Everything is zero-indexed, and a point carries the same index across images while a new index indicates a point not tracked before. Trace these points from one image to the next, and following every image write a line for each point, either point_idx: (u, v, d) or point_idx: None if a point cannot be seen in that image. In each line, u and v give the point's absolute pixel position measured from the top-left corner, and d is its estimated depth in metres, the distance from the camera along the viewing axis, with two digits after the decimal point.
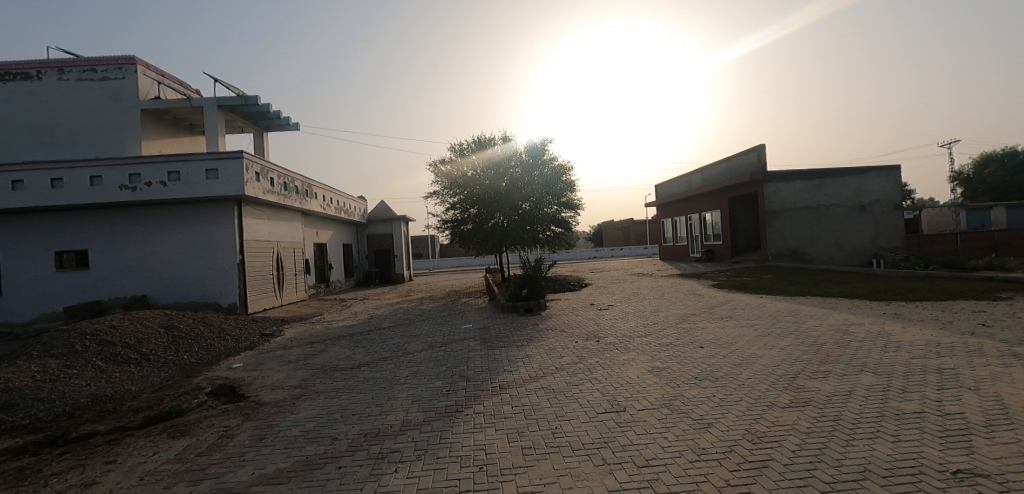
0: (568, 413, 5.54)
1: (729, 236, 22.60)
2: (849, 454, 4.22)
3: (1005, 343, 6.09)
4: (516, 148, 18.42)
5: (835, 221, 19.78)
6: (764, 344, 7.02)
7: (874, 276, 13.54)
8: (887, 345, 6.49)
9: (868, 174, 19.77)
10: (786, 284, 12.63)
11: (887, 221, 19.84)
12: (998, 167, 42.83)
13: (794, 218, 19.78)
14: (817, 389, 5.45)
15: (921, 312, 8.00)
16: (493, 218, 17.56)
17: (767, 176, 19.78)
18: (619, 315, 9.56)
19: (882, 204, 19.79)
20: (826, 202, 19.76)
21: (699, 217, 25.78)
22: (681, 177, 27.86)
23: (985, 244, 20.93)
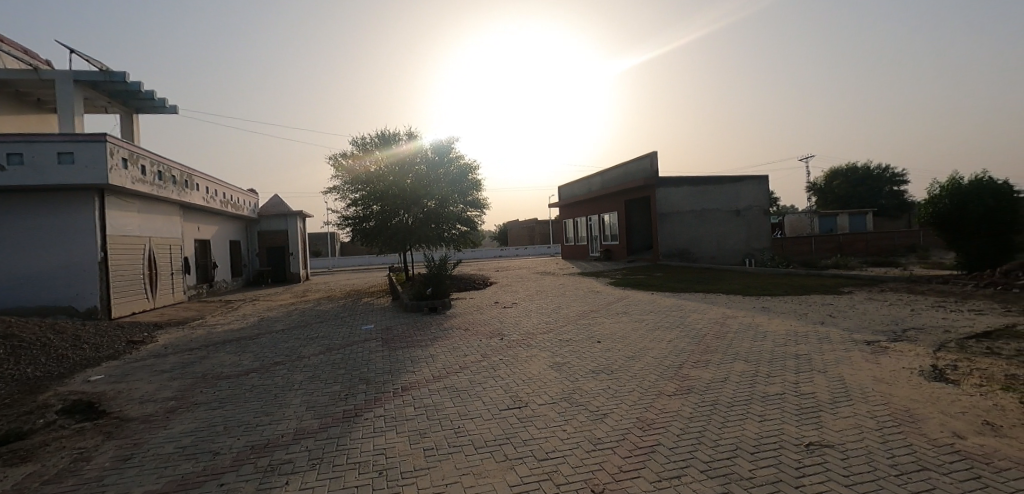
0: (471, 412, 5.52)
1: (626, 237, 24.03)
2: (723, 435, 4.65)
3: (846, 331, 7.09)
4: (421, 145, 18.14)
5: (718, 225, 21.85)
6: (654, 337, 7.53)
7: (746, 274, 15.15)
8: (756, 335, 7.26)
9: (743, 182, 22.06)
10: (672, 281, 13.69)
11: (759, 226, 22.28)
12: (842, 179, 50.04)
13: (683, 221, 21.54)
14: (699, 377, 5.94)
15: (783, 306, 9.07)
16: (398, 216, 17.29)
17: (659, 181, 21.31)
18: (522, 313, 9.76)
19: (754, 210, 22.20)
20: (709, 207, 21.74)
21: (598, 218, 27.10)
22: (584, 180, 29.12)
23: (834, 246, 24.39)
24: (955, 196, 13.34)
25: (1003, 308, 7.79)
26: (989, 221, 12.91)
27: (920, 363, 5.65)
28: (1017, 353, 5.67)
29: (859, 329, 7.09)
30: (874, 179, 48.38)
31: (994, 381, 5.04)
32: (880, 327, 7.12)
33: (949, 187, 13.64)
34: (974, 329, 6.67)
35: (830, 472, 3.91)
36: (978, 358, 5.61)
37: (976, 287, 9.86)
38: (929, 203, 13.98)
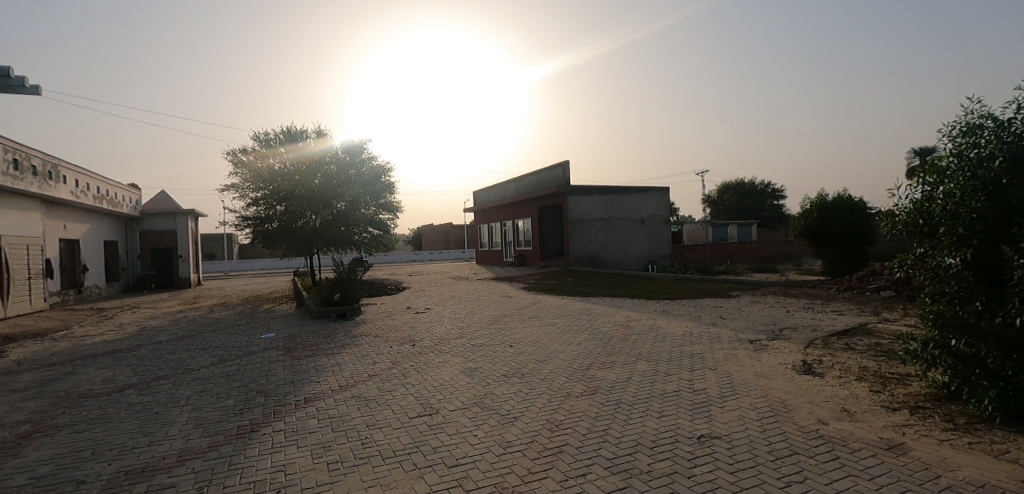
0: (379, 421, 5.35)
1: (539, 242, 24.69)
2: (626, 433, 4.89)
3: (734, 331, 7.77)
4: (331, 144, 17.40)
5: (624, 232, 23.12)
6: (564, 340, 7.76)
7: (650, 279, 16.15)
8: (657, 336, 7.74)
9: (648, 193, 23.57)
10: (581, 286, 14.25)
11: (661, 234, 23.89)
12: (731, 193, 55.20)
13: (593, 228, 22.56)
14: (605, 378, 6.21)
15: (680, 309, 9.75)
16: (304, 218, 16.52)
17: (571, 189, 22.12)
18: (435, 318, 9.66)
19: (657, 219, 23.77)
20: (617, 216, 22.96)
21: (512, 224, 27.56)
22: (501, 185, 29.52)
23: (726, 253, 26.79)
24: (822, 212, 15.16)
25: (857, 309, 8.97)
26: (848, 233, 14.86)
27: (793, 359, 6.32)
28: (868, 347, 6.54)
29: (744, 329, 7.80)
30: (758, 194, 54.02)
31: (850, 372, 5.78)
32: (762, 327, 7.89)
33: (818, 203, 15.49)
34: (835, 327, 7.61)
35: (717, 462, 4.26)
36: (838, 353, 6.40)
37: (836, 290, 11.29)
38: (802, 218, 15.71)
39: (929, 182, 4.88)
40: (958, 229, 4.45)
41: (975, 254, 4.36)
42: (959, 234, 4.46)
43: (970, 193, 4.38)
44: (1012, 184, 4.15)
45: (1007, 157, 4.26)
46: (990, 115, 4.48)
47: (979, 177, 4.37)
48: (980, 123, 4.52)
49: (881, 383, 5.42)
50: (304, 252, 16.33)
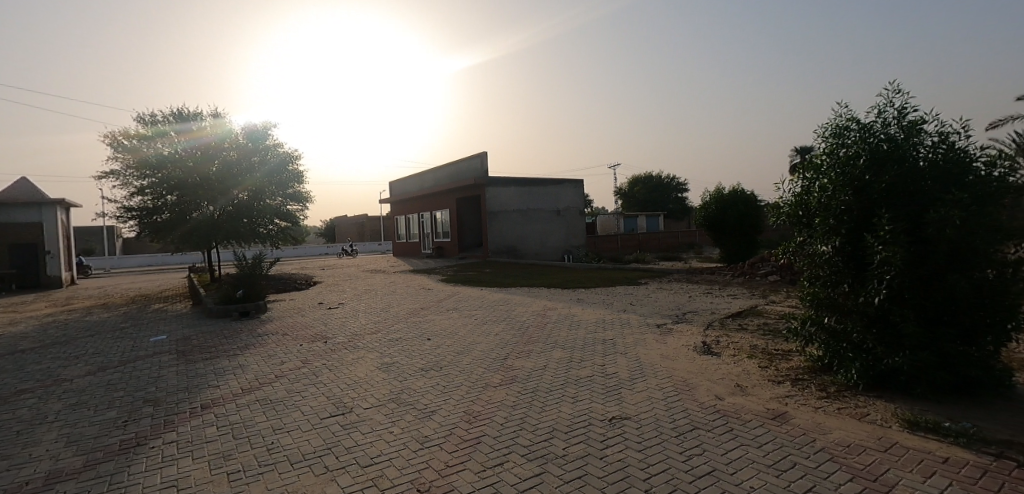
0: (288, 424, 5.05)
1: (457, 234, 24.57)
2: (542, 420, 5.00)
3: (643, 316, 8.20)
4: (230, 129, 16.07)
5: (542, 224, 23.71)
6: (482, 331, 7.79)
7: (566, 269, 16.64)
8: (571, 324, 7.98)
9: (563, 185, 24.37)
10: (499, 277, 14.38)
11: (576, 225, 24.74)
12: (640, 185, 58.34)
13: (511, 219, 22.86)
14: (522, 367, 6.31)
15: (594, 297, 10.14)
16: (200, 209, 15.26)
17: (489, 180, 22.28)
18: (349, 313, 9.31)
19: (572, 210, 24.59)
20: (534, 207, 23.48)
21: (430, 215, 27.24)
22: (421, 176, 28.99)
23: (637, 243, 28.32)
24: (720, 205, 16.49)
25: (749, 292, 9.83)
26: (742, 224, 16.24)
27: (694, 340, 6.79)
28: (757, 327, 7.18)
29: (651, 315, 8.26)
30: (665, 187, 57.59)
31: (743, 351, 6.31)
32: (667, 311, 8.41)
33: (716, 197, 16.80)
34: (730, 309, 8.28)
35: (626, 442, 4.47)
36: (733, 333, 6.96)
37: (731, 276, 12.31)
38: (703, 212, 16.98)
39: (806, 178, 5.40)
40: (830, 220, 4.99)
41: (843, 242, 4.90)
42: (830, 224, 4.99)
43: (839, 188, 4.91)
44: (872, 180, 4.71)
45: (868, 156, 4.82)
46: (855, 119, 5.05)
47: (846, 173, 4.91)
48: (846, 126, 5.09)
49: (768, 359, 5.98)
50: (201, 246, 15.11)
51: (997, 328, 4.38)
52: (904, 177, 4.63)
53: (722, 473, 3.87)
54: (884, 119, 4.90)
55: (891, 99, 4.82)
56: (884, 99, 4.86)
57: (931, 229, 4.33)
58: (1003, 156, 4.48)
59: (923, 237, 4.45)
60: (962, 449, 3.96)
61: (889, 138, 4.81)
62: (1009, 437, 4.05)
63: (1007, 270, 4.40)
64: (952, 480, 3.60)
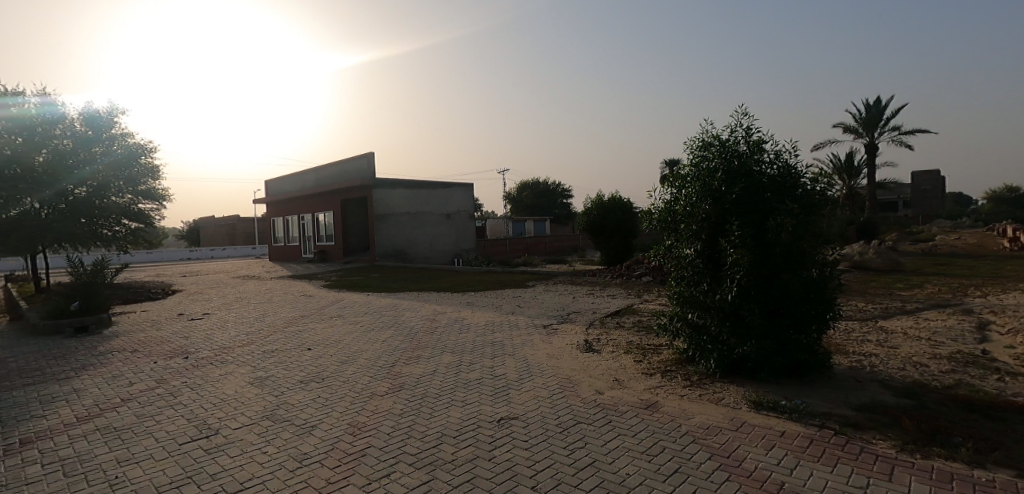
0: (138, 453, 4.42)
1: (341, 238, 23.68)
2: (431, 426, 4.92)
3: (530, 318, 8.48)
4: (60, 111, 13.93)
5: (431, 227, 23.56)
6: (368, 338, 7.50)
7: (457, 273, 16.67)
8: (461, 328, 8.00)
9: (454, 189, 24.38)
10: (386, 282, 13.97)
11: (465, 229, 24.85)
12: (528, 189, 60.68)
13: (399, 222, 22.52)
14: (410, 373, 6.17)
15: (484, 300, 10.26)
16: (20, 204, 12.66)
17: (375, 182, 21.74)
18: (217, 324, 8.43)
19: (461, 214, 24.66)
20: (422, 210, 23.24)
21: (312, 217, 25.85)
22: (301, 175, 27.33)
23: (524, 246, 29.42)
24: (601, 210, 17.63)
25: (625, 293, 10.61)
26: (620, 228, 17.55)
27: (577, 339, 7.15)
28: (633, 324, 7.77)
29: (538, 316, 8.56)
30: (552, 192, 60.39)
31: (620, 347, 6.77)
32: (553, 312, 8.77)
33: (596, 202, 17.91)
34: (609, 308, 8.88)
35: (514, 442, 4.56)
36: (611, 331, 7.45)
37: (610, 277, 13.21)
38: (585, 215, 17.99)
39: (673, 187, 5.91)
40: (693, 226, 5.53)
41: (703, 245, 5.45)
42: (693, 230, 5.54)
43: (700, 198, 5.47)
44: (727, 191, 5.30)
45: (724, 170, 5.41)
46: (713, 137, 5.64)
47: (706, 184, 5.48)
48: (707, 142, 5.68)
49: (642, 354, 6.47)
50: (22, 251, 12.78)
51: (819, 318, 5.16)
52: (751, 189, 5.27)
53: (601, 463, 4.11)
54: (736, 137, 5.54)
55: (742, 120, 5.46)
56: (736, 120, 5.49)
57: (770, 234, 4.98)
58: (824, 174, 5.29)
59: (765, 240, 5.10)
60: (795, 423, 4.61)
61: (740, 155, 5.44)
62: (828, 410, 4.80)
63: (827, 269, 5.20)
64: (787, 451, 4.18)
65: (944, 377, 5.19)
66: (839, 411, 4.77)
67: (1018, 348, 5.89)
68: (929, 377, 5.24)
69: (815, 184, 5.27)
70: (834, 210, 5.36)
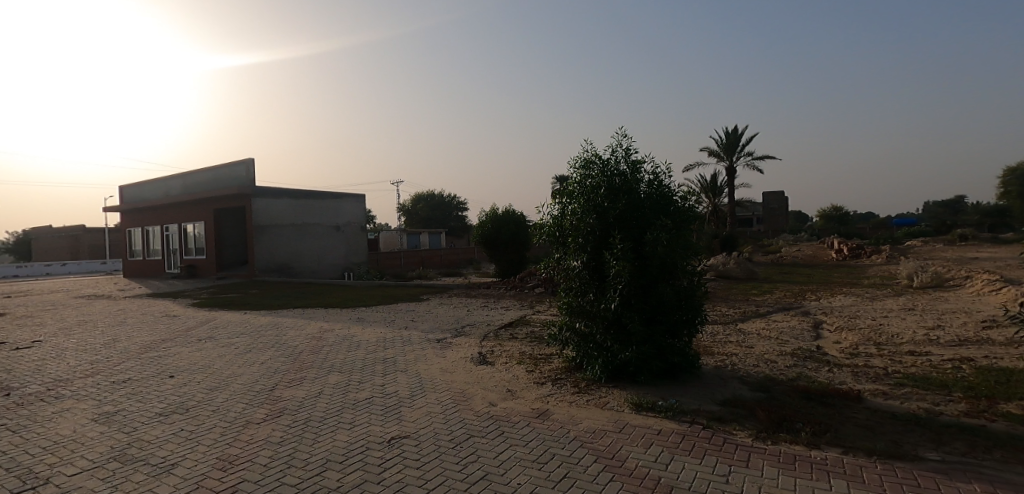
0: None
1: (213, 253, 21.64)
2: (314, 452, 4.60)
3: (423, 332, 8.34)
4: None
5: (319, 239, 22.35)
6: (244, 361, 6.88)
7: (349, 287, 15.96)
8: (350, 345, 7.64)
9: (344, 199, 23.44)
10: (266, 299, 12.94)
11: (356, 241, 23.88)
12: (422, 203, 60.49)
13: (281, 233, 21.15)
14: (292, 397, 5.74)
15: (376, 315, 9.91)
16: None
17: (256, 190, 20.30)
18: (51, 354, 7.19)
19: (352, 226, 23.71)
20: (309, 220, 22.04)
21: (178, 227, 23.32)
22: (166, 181, 24.53)
23: (418, 260, 29.17)
24: (494, 223, 17.99)
25: (519, 304, 10.87)
26: (513, 241, 18.02)
27: (471, 352, 7.17)
28: (525, 335, 7.97)
29: (432, 330, 8.44)
30: (445, 205, 60.69)
31: (513, 358, 6.90)
32: (447, 326, 8.71)
33: (490, 216, 18.20)
34: (503, 320, 9.03)
35: (404, 461, 4.41)
36: (505, 342, 7.57)
37: (504, 289, 13.48)
38: (479, 228, 18.24)
39: (561, 201, 6.19)
40: (579, 239, 5.81)
41: (589, 257, 5.75)
42: (579, 242, 5.82)
43: (586, 212, 5.77)
44: (610, 206, 5.65)
45: (607, 186, 5.77)
46: (596, 155, 6.00)
47: (591, 200, 5.80)
48: (592, 160, 6.02)
49: (534, 364, 6.65)
50: None
51: (690, 323, 5.67)
52: (631, 205, 5.67)
53: (493, 475, 4.12)
54: (617, 157, 5.94)
55: (622, 141, 5.86)
56: (617, 141, 5.88)
57: (647, 247, 5.38)
58: (692, 192, 5.84)
59: (643, 253, 5.50)
60: (670, 421, 4.99)
61: (620, 173, 5.85)
62: (698, 407, 5.27)
63: (696, 278, 5.74)
64: (664, 448, 4.50)
65: (788, 371, 5.97)
66: (707, 407, 5.26)
67: (842, 343, 6.97)
68: (777, 371, 6.00)
69: (685, 201, 5.81)
70: (701, 225, 5.93)
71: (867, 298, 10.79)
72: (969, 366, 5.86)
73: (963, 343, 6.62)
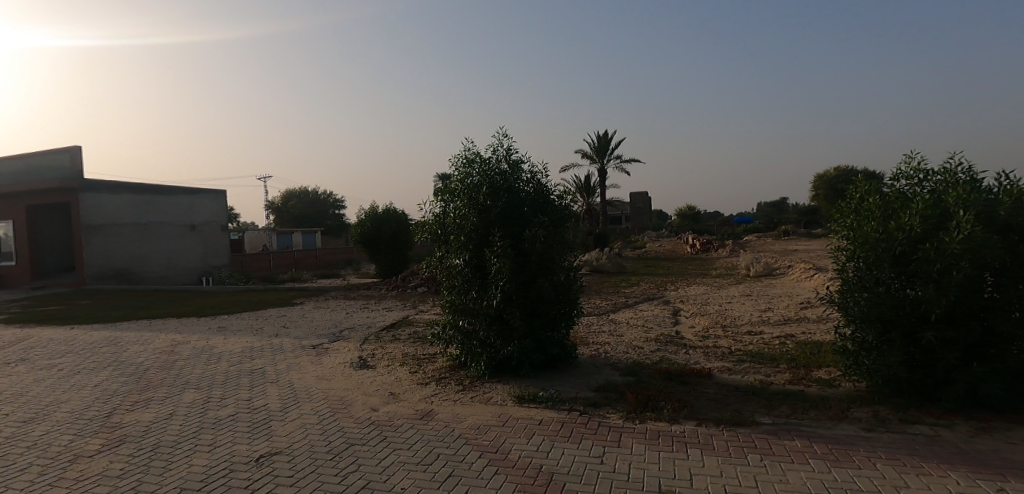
0: None
1: (27, 257, 18.14)
2: (165, 480, 4.04)
3: (296, 339, 7.79)
4: None
5: (168, 241, 19.78)
6: (70, 386, 5.83)
7: (209, 293, 14.36)
8: (209, 358, 6.86)
9: (200, 195, 21.03)
10: (99, 310, 11.13)
11: (215, 242, 21.53)
12: (295, 201, 56.64)
13: (121, 234, 18.38)
14: (136, 422, 4.99)
15: (240, 323, 9.04)
16: None
17: (84, 184, 17.42)
18: None
19: (210, 225, 21.35)
20: (156, 220, 19.45)
21: None
22: None
23: (290, 261, 27.29)
24: (374, 221, 17.48)
25: (402, 304, 10.66)
26: (394, 240, 17.63)
27: (351, 357, 6.85)
28: (408, 336, 7.82)
29: (307, 336, 7.92)
30: (320, 202, 57.51)
31: (396, 360, 6.73)
32: (324, 331, 8.24)
33: (370, 214, 17.65)
34: (385, 322, 8.76)
35: (276, 479, 4.05)
36: (387, 344, 7.36)
37: (385, 290, 13.11)
38: (359, 227, 17.59)
39: (442, 200, 6.16)
40: (461, 238, 5.84)
41: (470, 255, 5.79)
42: (461, 241, 5.84)
43: (468, 210, 5.81)
44: (490, 205, 5.75)
45: (487, 185, 5.87)
46: (477, 154, 6.08)
47: (472, 198, 5.86)
48: (472, 159, 6.08)
49: (417, 364, 6.55)
50: None
51: (567, 316, 5.98)
52: (511, 204, 5.83)
53: (375, 482, 3.96)
54: (497, 156, 6.07)
55: (501, 141, 6.00)
56: (496, 141, 6.01)
57: (527, 244, 5.57)
58: (568, 192, 6.17)
59: (523, 250, 5.68)
60: (550, 411, 5.21)
61: (500, 172, 5.98)
62: (575, 394, 5.58)
63: (572, 273, 6.07)
64: (545, 437, 4.69)
65: (653, 355, 6.58)
66: (583, 394, 5.60)
67: (696, 327, 7.88)
68: (644, 356, 6.58)
69: (561, 200, 6.10)
70: (577, 223, 6.29)
71: (714, 286, 12.35)
72: (792, 341, 6.97)
73: (787, 322, 7.87)
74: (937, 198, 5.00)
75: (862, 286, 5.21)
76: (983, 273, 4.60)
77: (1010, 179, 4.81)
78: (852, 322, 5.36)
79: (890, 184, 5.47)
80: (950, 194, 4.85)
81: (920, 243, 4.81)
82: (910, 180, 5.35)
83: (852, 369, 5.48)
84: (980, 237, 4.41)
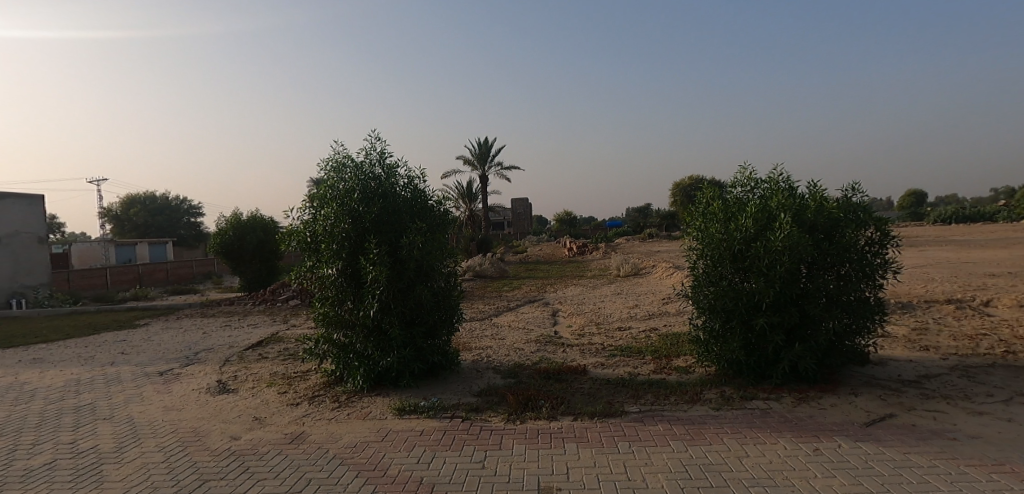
0: None
1: None
2: None
3: (138, 366, 6.83)
4: None
5: None
6: None
7: (20, 319, 12.02)
8: (17, 397, 5.72)
9: (6, 201, 17.46)
10: None
11: (29, 257, 17.98)
12: (141, 208, 49.54)
13: None
14: None
15: (62, 353, 7.69)
16: None
17: None
18: None
19: (21, 237, 17.77)
20: None
21: None
22: None
23: (133, 277, 23.87)
24: (238, 230, 15.97)
25: (270, 320, 9.87)
26: (260, 250, 16.29)
27: (208, 382, 6.18)
28: (277, 354, 7.25)
29: (153, 362, 6.97)
30: (173, 209, 50.98)
31: (263, 381, 6.20)
32: (174, 355, 7.33)
33: (233, 222, 16.09)
34: (251, 340, 8.05)
35: None
36: (252, 365, 6.76)
37: (251, 305, 12.04)
38: (218, 236, 15.94)
39: (312, 206, 5.83)
40: (334, 245, 5.54)
41: (344, 264, 5.53)
42: (334, 249, 5.55)
43: (341, 217, 5.55)
44: (364, 211, 5.55)
45: (361, 190, 5.67)
46: (349, 157, 5.85)
47: (345, 204, 5.61)
48: (345, 163, 5.84)
49: (287, 384, 6.09)
50: None
51: (447, 323, 5.97)
52: (387, 209, 5.68)
53: None
54: (372, 160, 5.89)
55: (376, 145, 5.83)
56: (370, 144, 5.83)
57: (404, 251, 5.47)
58: (447, 198, 6.18)
59: (400, 257, 5.56)
60: (431, 420, 5.15)
61: (375, 177, 5.80)
62: (457, 401, 5.59)
63: (452, 279, 6.08)
64: (426, 447, 4.62)
65: (533, 356, 6.83)
66: (465, 400, 5.62)
67: (572, 326, 8.34)
68: (524, 358, 6.80)
69: (440, 206, 6.09)
70: (457, 228, 6.32)
71: (589, 287, 13.20)
72: (655, 334, 7.67)
73: (651, 316, 8.66)
74: (763, 203, 5.84)
75: (709, 281, 5.90)
76: (799, 266, 5.43)
77: (816, 188, 5.77)
78: (702, 313, 6.04)
79: (729, 191, 6.28)
80: (773, 200, 5.69)
81: (752, 242, 5.56)
82: (745, 187, 6.19)
83: (703, 356, 6.17)
84: (795, 237, 5.21)
